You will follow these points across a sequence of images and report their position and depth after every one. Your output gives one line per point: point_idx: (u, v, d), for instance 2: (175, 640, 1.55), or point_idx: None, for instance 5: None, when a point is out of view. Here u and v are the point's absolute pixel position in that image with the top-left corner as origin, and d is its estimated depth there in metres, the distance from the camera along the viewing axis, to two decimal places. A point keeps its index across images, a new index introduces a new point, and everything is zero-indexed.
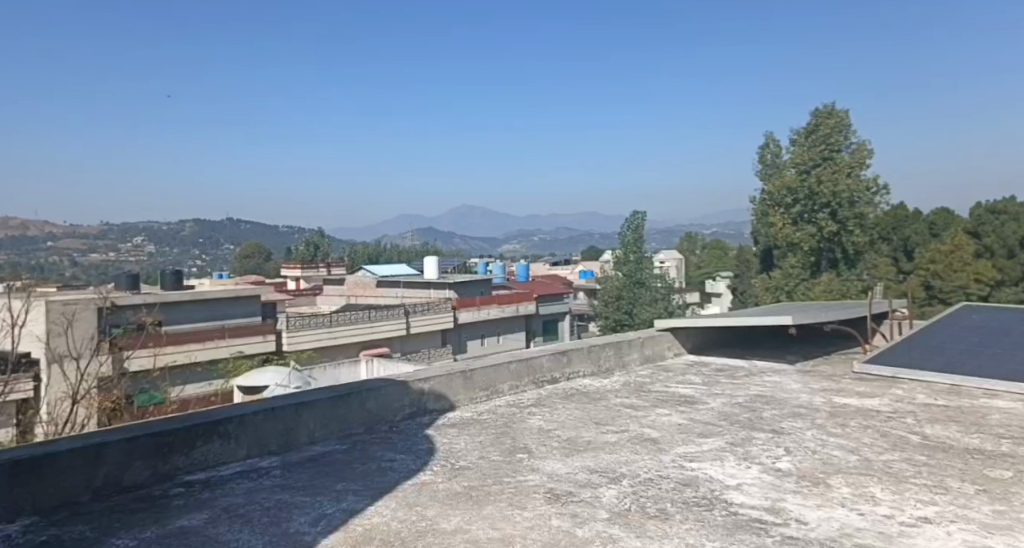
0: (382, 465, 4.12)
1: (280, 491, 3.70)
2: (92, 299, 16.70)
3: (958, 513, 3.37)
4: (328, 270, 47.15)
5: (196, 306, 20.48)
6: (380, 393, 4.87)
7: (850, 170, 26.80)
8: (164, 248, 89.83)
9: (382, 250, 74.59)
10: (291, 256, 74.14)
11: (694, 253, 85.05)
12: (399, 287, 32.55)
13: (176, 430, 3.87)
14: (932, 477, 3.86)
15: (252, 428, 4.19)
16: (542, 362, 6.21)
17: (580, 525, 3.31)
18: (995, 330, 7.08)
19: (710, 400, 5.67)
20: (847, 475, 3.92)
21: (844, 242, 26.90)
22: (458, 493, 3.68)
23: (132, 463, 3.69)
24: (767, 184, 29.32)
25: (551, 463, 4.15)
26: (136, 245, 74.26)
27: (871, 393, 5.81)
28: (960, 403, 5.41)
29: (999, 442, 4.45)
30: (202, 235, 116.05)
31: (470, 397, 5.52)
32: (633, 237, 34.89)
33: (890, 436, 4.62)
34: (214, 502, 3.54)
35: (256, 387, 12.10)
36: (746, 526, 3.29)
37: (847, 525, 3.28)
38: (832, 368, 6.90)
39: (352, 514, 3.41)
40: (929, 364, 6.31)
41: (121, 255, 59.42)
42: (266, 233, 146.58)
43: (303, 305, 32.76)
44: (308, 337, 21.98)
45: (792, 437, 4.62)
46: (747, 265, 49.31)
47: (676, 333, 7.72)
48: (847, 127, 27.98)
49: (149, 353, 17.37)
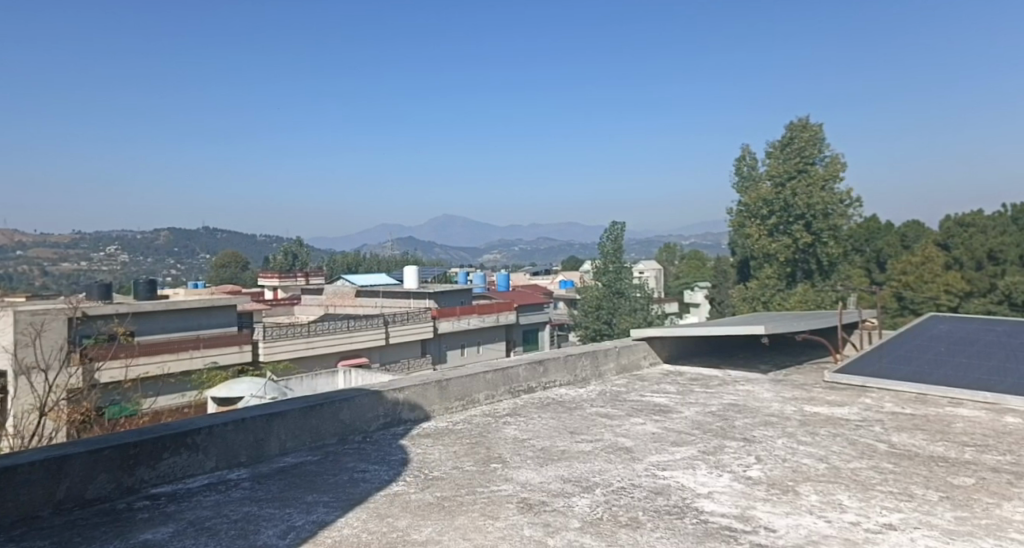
0: (354, 476, 4.09)
1: (249, 503, 3.66)
2: (62, 309, 16.48)
3: (922, 520, 3.43)
4: (306, 280, 46.79)
5: (169, 316, 20.23)
6: (352, 402, 4.84)
7: (825, 183, 27.20)
8: (138, 257, 88.18)
9: (361, 258, 74.21)
10: (268, 266, 73.35)
11: (672, 263, 85.74)
12: (377, 297, 32.41)
13: (142, 441, 3.82)
14: (898, 484, 3.92)
15: (221, 440, 4.14)
16: (518, 371, 6.20)
17: (552, 535, 3.31)
18: (961, 340, 7.23)
19: (684, 409, 5.72)
20: (815, 482, 3.97)
21: (819, 253, 27.34)
22: (430, 504, 3.66)
23: (95, 476, 3.64)
24: (743, 195, 29.67)
25: (525, 472, 4.15)
26: (109, 255, 72.78)
27: (841, 401, 5.89)
28: (927, 411, 5.50)
29: (962, 449, 4.54)
30: (178, 245, 114.54)
31: (445, 407, 5.51)
32: (612, 247, 35.06)
33: (858, 444, 4.69)
34: (179, 516, 3.49)
35: (231, 399, 11.91)
36: (716, 534, 3.31)
37: (814, 532, 3.32)
38: (803, 378, 6.99)
39: (322, 526, 3.39)
40: (896, 373, 6.41)
41: (93, 265, 58.30)
42: (243, 243, 145.12)
43: (281, 315, 32.45)
44: (284, 348, 21.74)
45: (763, 445, 4.67)
46: (724, 274, 49.86)
47: (652, 343, 7.77)
48: (821, 140, 28.50)
49: (121, 364, 17.14)
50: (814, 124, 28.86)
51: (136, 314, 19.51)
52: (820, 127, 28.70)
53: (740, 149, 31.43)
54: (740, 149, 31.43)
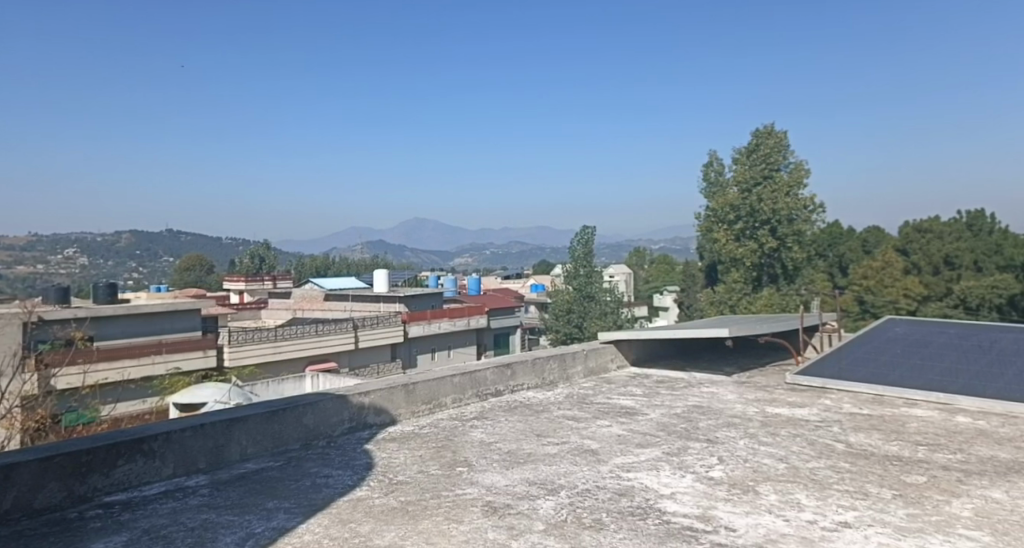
0: (317, 481, 4.05)
1: (206, 511, 3.60)
2: (16, 314, 16.00)
3: (874, 517, 3.51)
4: (273, 283, 46.18)
5: (129, 321, 19.81)
6: (316, 407, 4.79)
7: (789, 189, 27.72)
8: (98, 258, 86.28)
9: (330, 262, 73.57)
10: (234, 268, 72.14)
11: (642, 267, 86.48)
12: (346, 301, 32.15)
13: (95, 447, 3.73)
14: (854, 483, 4.00)
15: (178, 445, 4.07)
16: (485, 374, 6.20)
17: (516, 537, 3.32)
18: (916, 341, 7.42)
19: (650, 411, 5.76)
20: (775, 482, 4.03)
21: (784, 258, 27.83)
22: (394, 509, 3.64)
23: (45, 484, 3.55)
24: (710, 201, 30.07)
25: (491, 476, 4.15)
26: (67, 257, 71.04)
27: (801, 403, 6.00)
28: (883, 412, 5.63)
29: (916, 448, 4.65)
30: (140, 248, 112.04)
31: (412, 411, 5.47)
32: (583, 252, 35.24)
33: (817, 444, 4.78)
34: (133, 524, 3.42)
35: (194, 404, 11.69)
36: (678, 534, 3.35)
37: (773, 531, 3.37)
38: (766, 379, 7.09)
39: (282, 532, 3.35)
40: (855, 375, 6.53)
41: (50, 268, 56.69)
42: (207, 245, 142.62)
43: (246, 319, 31.98)
44: (250, 353, 21.43)
45: (725, 446, 4.73)
46: (692, 278, 50.54)
47: (619, 346, 7.82)
48: (785, 147, 29.06)
49: (78, 370, 16.71)
50: (778, 131, 29.39)
51: (95, 318, 19.08)
52: (784, 133, 29.25)
53: (708, 155, 31.86)
54: (707, 155, 31.86)
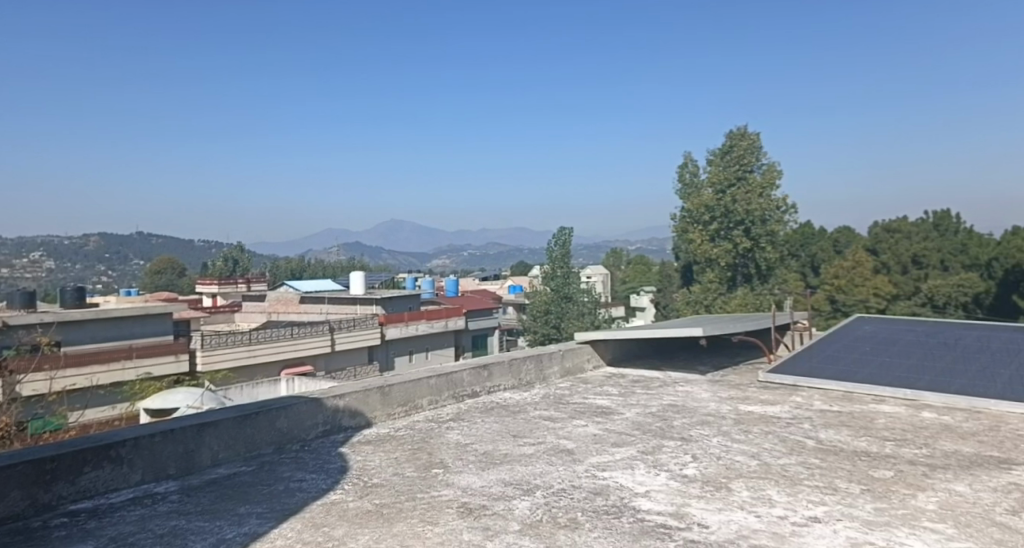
0: (290, 485, 4.01)
1: (176, 517, 3.55)
2: None
3: (843, 512, 3.56)
4: (248, 286, 45.72)
5: (98, 325, 19.49)
6: (290, 410, 4.75)
7: (763, 190, 28.12)
8: (65, 262, 84.51)
9: (306, 264, 72.90)
10: (206, 272, 71.18)
11: (619, 267, 87.00)
12: (322, 303, 31.92)
13: (60, 455, 3.67)
14: (824, 478, 4.06)
15: (148, 451, 4.01)
16: (462, 376, 6.19)
17: (491, 538, 3.32)
18: (884, 339, 7.55)
19: (626, 411, 5.80)
20: (747, 479, 4.07)
21: (757, 258, 28.14)
22: (368, 512, 3.63)
23: (8, 492, 3.48)
24: (685, 202, 30.29)
25: (467, 477, 4.15)
26: (33, 261, 69.55)
27: (773, 400, 6.07)
28: (853, 408, 5.72)
29: (884, 444, 4.73)
30: (110, 251, 110.19)
31: (388, 413, 5.45)
32: (560, 253, 35.28)
33: (789, 440, 4.84)
34: (100, 532, 3.37)
35: (165, 409, 11.52)
36: (651, 532, 3.37)
37: (745, 527, 3.40)
38: (739, 378, 7.16)
39: (253, 538, 3.32)
40: (825, 373, 6.63)
41: (16, 272, 55.46)
42: (179, 249, 140.45)
43: (219, 321, 31.56)
44: (223, 357, 21.20)
45: (699, 444, 4.77)
46: (669, 279, 51.01)
47: (595, 346, 7.85)
48: (758, 149, 29.47)
49: (44, 376, 16.39)
50: (751, 134, 29.75)
51: (63, 323, 18.74)
52: (757, 135, 29.64)
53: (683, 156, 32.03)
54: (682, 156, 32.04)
